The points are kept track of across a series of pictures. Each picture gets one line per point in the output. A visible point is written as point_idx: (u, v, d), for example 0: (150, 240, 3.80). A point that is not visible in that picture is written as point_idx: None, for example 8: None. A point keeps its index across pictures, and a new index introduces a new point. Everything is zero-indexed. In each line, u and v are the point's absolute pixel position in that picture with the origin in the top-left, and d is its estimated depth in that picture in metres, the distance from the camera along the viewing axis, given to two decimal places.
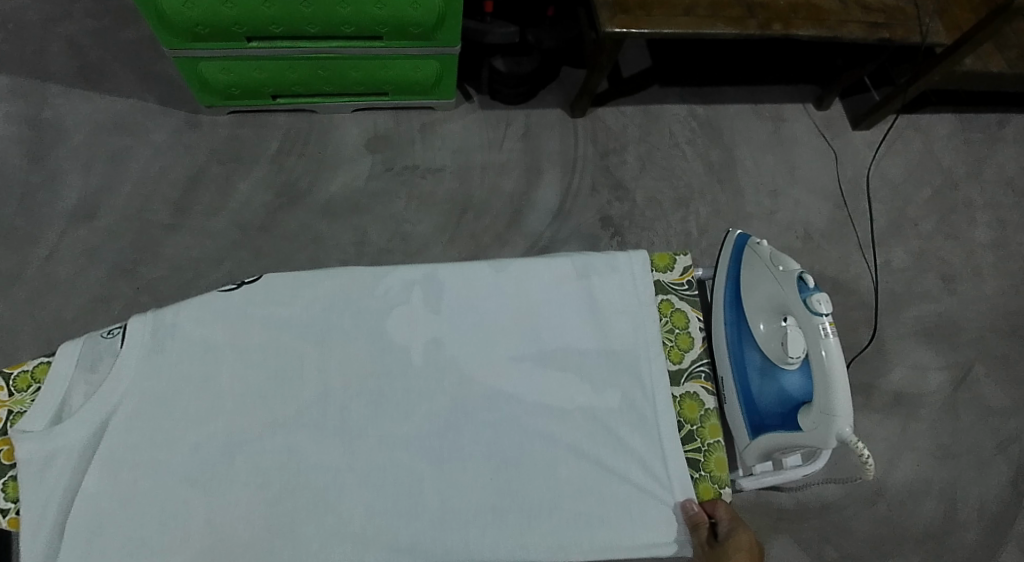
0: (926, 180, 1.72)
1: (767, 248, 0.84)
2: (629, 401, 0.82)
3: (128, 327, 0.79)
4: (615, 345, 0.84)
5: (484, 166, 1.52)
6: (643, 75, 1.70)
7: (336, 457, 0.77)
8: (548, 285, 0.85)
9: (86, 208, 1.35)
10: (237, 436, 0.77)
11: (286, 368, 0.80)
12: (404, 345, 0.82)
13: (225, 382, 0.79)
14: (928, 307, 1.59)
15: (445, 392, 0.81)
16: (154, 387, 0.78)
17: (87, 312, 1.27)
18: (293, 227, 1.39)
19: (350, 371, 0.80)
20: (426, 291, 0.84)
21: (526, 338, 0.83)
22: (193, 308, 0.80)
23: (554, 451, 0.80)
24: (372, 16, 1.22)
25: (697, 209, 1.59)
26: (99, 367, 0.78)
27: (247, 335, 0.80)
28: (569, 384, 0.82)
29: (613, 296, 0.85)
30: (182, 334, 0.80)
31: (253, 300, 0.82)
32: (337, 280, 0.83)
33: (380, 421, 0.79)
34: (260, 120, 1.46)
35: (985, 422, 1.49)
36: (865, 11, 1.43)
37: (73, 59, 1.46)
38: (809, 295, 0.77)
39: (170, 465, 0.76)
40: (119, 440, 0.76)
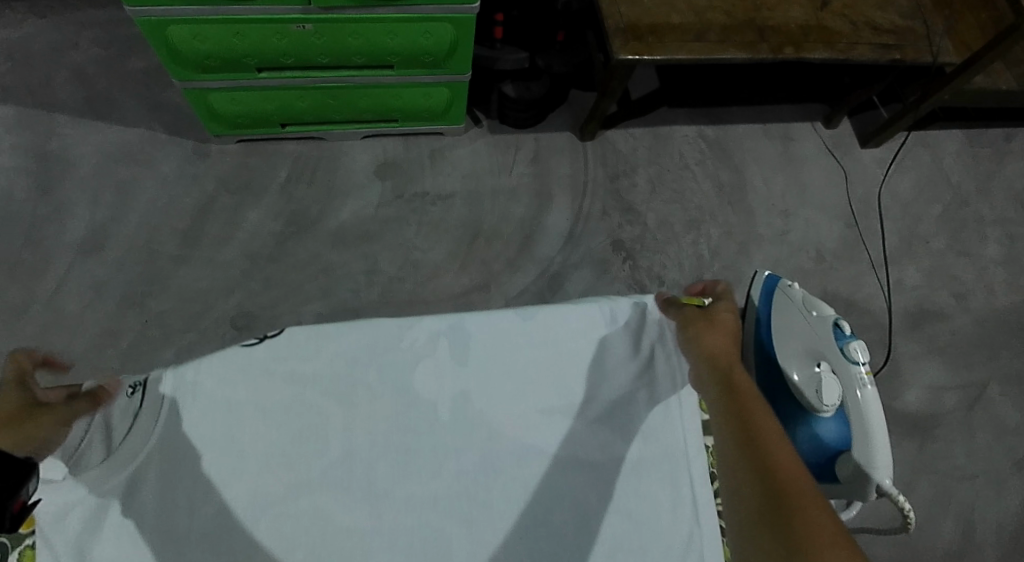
0: (936, 197, 1.71)
1: (799, 292, 0.85)
2: (665, 450, 0.74)
3: (148, 382, 0.72)
4: (648, 392, 0.76)
5: (494, 191, 1.51)
6: (652, 97, 1.70)
7: (360, 522, 0.69)
8: (581, 331, 0.78)
9: (94, 240, 1.33)
10: (260, 498, 0.69)
11: (310, 427, 0.72)
12: (432, 399, 0.74)
13: (247, 443, 0.70)
14: (943, 326, 1.57)
15: (475, 449, 0.73)
16: (170, 450, 0.69)
17: (95, 346, 1.26)
18: (303, 257, 1.37)
19: (376, 428, 0.72)
20: (454, 341, 0.76)
21: (559, 388, 0.76)
22: (213, 364, 0.72)
23: (587, 507, 0.72)
24: (383, 45, 1.21)
25: (708, 231, 1.58)
26: (117, 425, 0.70)
27: (269, 393, 0.72)
28: (602, 436, 0.74)
29: (651, 340, 0.78)
30: (203, 394, 0.71)
31: (275, 356, 0.73)
32: (362, 332, 0.75)
33: (406, 481, 0.71)
34: (269, 149, 1.45)
35: (1002, 440, 1.47)
36: (876, 33, 1.42)
37: (80, 89, 1.45)
38: (845, 343, 0.78)
39: (185, 533, 0.67)
40: (138, 507, 0.68)
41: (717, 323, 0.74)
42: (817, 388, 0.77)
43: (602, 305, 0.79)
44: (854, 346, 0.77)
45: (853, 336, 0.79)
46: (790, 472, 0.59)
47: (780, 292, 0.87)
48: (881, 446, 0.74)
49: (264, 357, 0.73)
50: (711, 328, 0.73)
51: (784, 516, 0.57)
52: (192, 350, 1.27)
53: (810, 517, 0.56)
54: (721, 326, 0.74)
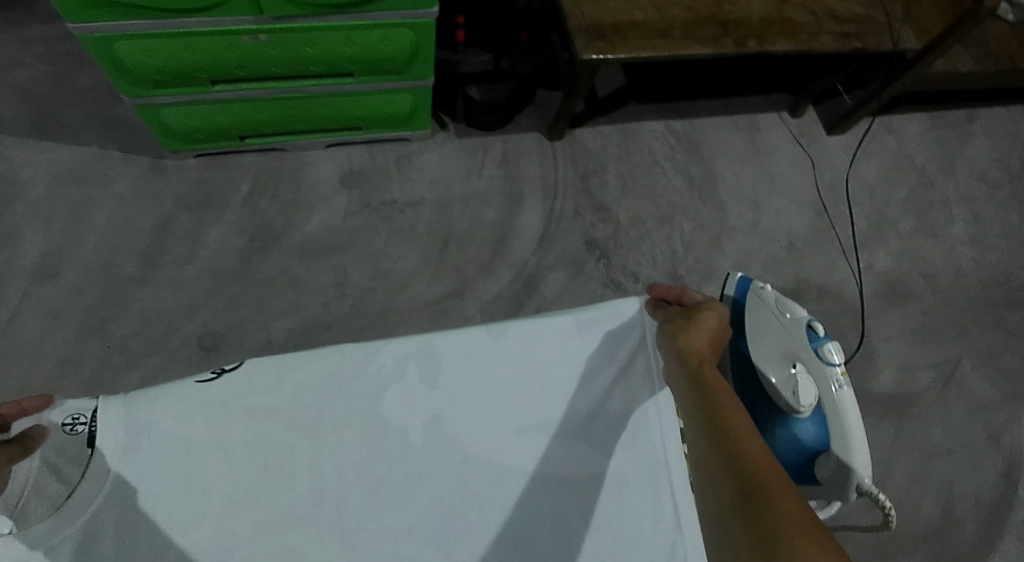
0: (902, 181, 1.72)
1: (771, 294, 0.84)
2: (648, 466, 0.69)
3: (98, 422, 0.64)
4: (628, 405, 0.71)
5: (464, 196, 1.49)
6: (618, 93, 1.68)
7: (332, 558, 0.64)
8: (556, 343, 0.73)
9: (49, 265, 1.28)
10: (225, 542, 0.63)
11: (275, 463, 0.66)
12: (402, 426, 0.68)
13: (210, 482, 0.65)
14: (914, 308, 1.59)
15: (450, 474, 0.67)
16: (127, 493, 0.63)
17: (56, 376, 1.21)
18: (269, 271, 1.34)
19: (345, 460, 0.66)
20: (423, 363, 0.70)
21: (538, 405, 0.70)
22: (169, 401, 0.66)
23: (573, 531, 0.67)
24: (340, 54, 1.18)
25: (680, 225, 1.57)
26: (64, 474, 0.62)
27: (229, 430, 0.66)
28: (580, 453, 0.69)
29: (630, 349, 0.73)
30: (159, 433, 0.65)
31: (234, 389, 0.67)
32: (325, 359, 0.69)
33: (379, 511, 0.65)
34: (229, 162, 1.41)
35: (976, 417, 1.49)
36: (837, 22, 1.42)
37: (27, 108, 1.40)
38: (821, 345, 0.79)
39: None
40: (97, 559, 0.61)
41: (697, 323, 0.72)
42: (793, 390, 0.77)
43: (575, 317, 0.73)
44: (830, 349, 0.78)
45: (827, 337, 0.79)
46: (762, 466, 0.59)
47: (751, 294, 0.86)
48: (860, 446, 0.75)
49: (221, 393, 0.67)
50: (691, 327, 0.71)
51: (754, 510, 0.57)
52: (159, 374, 1.23)
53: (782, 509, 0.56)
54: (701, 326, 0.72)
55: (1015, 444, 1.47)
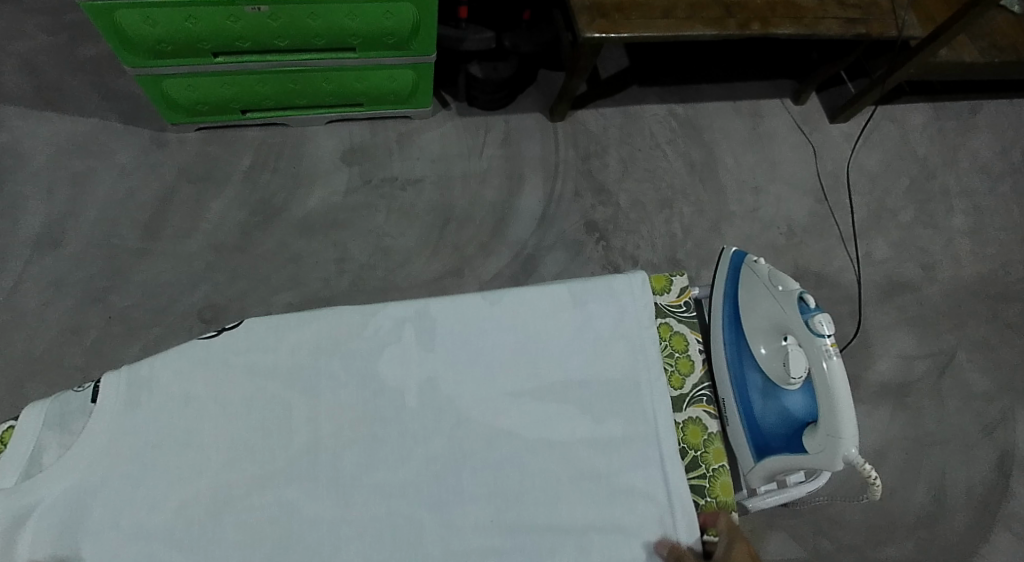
0: (903, 170, 1.73)
1: (764, 267, 0.83)
2: (631, 429, 0.76)
3: (101, 383, 0.72)
4: (612, 374, 0.77)
5: (465, 175, 1.49)
6: (621, 76, 1.69)
7: (329, 510, 0.70)
8: (545, 314, 0.79)
9: (51, 235, 1.29)
10: (224, 491, 0.70)
11: (276, 419, 0.73)
12: (397, 386, 0.75)
13: (210, 436, 0.72)
14: (911, 297, 1.59)
15: (442, 434, 0.74)
16: (128, 446, 0.71)
17: (57, 345, 1.22)
18: (270, 246, 1.34)
19: (340, 419, 0.73)
20: (419, 328, 0.77)
21: (524, 372, 0.77)
22: (171, 359, 0.74)
23: (555, 486, 0.73)
24: (343, 27, 1.18)
25: (680, 209, 1.58)
26: (71, 425, 0.71)
27: (229, 386, 0.73)
28: (569, 417, 0.75)
29: (612, 322, 0.79)
30: (160, 388, 0.73)
31: (234, 348, 0.75)
32: (324, 323, 0.76)
33: (374, 469, 0.72)
34: (230, 136, 1.42)
35: (970, 407, 1.50)
36: (842, 7, 1.42)
37: (29, 79, 1.40)
38: (811, 316, 0.77)
39: (150, 525, 0.69)
40: (111, 501, 0.69)
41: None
42: (783, 361, 0.78)
43: (566, 287, 0.80)
44: (819, 319, 0.76)
45: (818, 309, 0.78)
46: None
47: (744, 267, 0.86)
48: (846, 417, 0.73)
49: (223, 348, 0.75)
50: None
51: None
52: (160, 346, 1.24)
53: None
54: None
55: (1008, 436, 1.48)
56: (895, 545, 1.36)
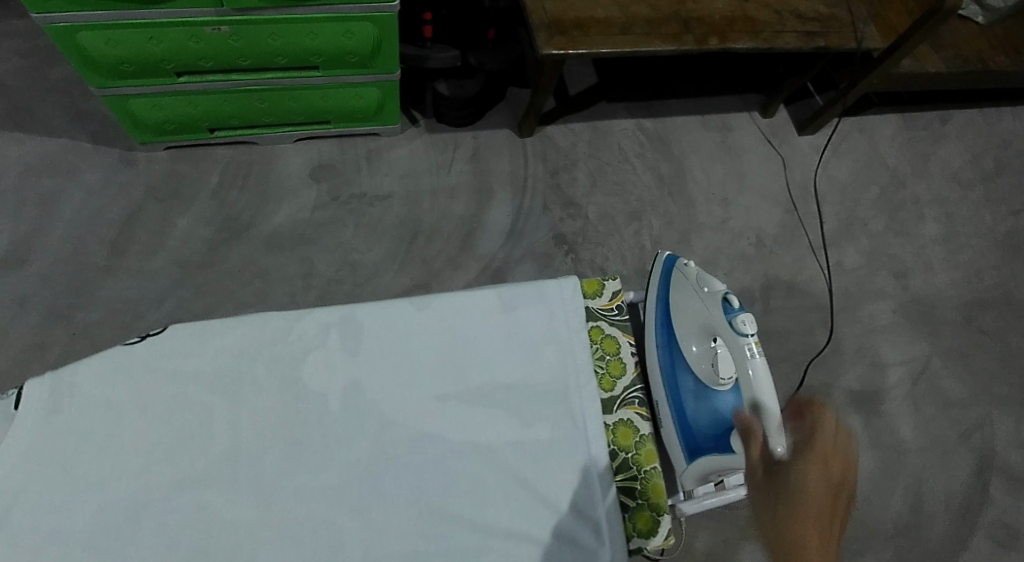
0: (873, 181, 1.75)
1: (693, 271, 0.89)
2: (555, 431, 0.79)
3: (24, 389, 0.75)
4: (537, 378, 0.81)
5: (434, 190, 1.51)
6: (590, 92, 1.72)
7: (248, 512, 0.73)
8: (471, 320, 0.83)
9: (18, 253, 1.30)
10: (143, 495, 0.73)
11: (197, 423, 0.76)
12: (321, 391, 0.79)
13: (131, 440, 0.75)
14: (882, 306, 1.61)
15: (366, 436, 0.77)
16: (51, 450, 0.74)
17: (21, 362, 1.23)
18: (237, 262, 1.36)
19: (261, 423, 0.77)
20: (344, 333, 0.81)
21: (450, 374, 0.80)
22: (94, 365, 0.77)
23: (473, 486, 0.76)
24: (304, 46, 1.21)
25: (649, 221, 1.60)
26: None
27: (151, 392, 0.77)
28: (492, 419, 0.79)
29: (535, 327, 0.84)
30: (83, 393, 0.76)
31: (157, 354, 0.78)
32: (248, 329, 0.80)
33: (295, 472, 0.75)
34: (199, 155, 1.43)
35: (946, 415, 1.51)
36: (800, 22, 1.45)
37: (0, 101, 1.42)
38: (734, 316, 0.83)
39: (70, 526, 0.72)
40: (31, 504, 0.72)
41: (800, 495, 0.71)
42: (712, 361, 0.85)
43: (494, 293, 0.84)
44: (743, 319, 0.83)
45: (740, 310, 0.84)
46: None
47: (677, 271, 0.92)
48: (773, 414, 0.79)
49: (145, 355, 0.78)
50: (788, 501, 0.71)
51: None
52: None
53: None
54: (802, 500, 0.71)
55: (984, 443, 1.49)
56: (868, 554, 1.36)
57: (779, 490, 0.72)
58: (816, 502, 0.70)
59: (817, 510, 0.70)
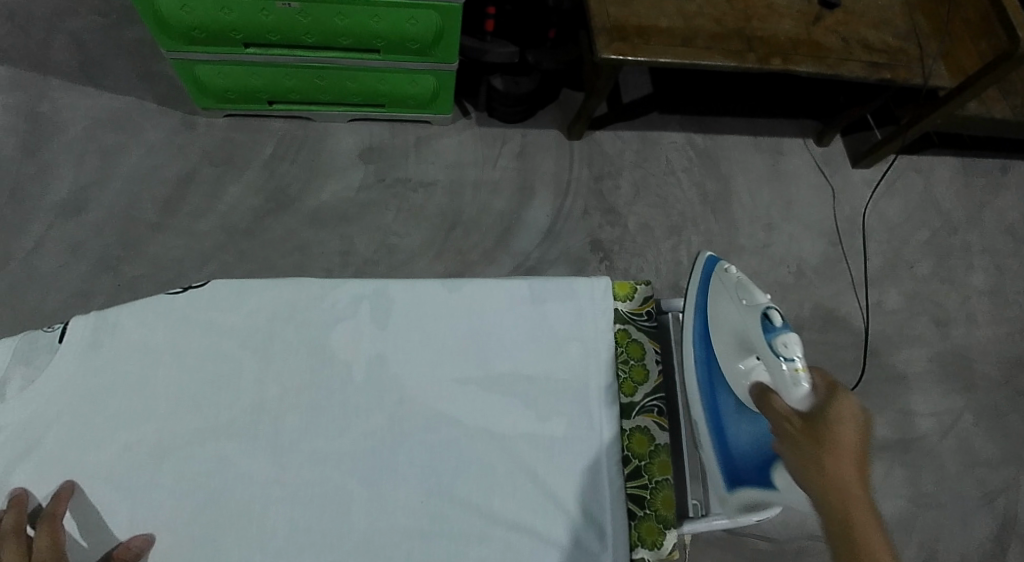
0: (924, 222, 1.71)
1: (735, 277, 0.79)
2: (566, 426, 0.82)
3: (69, 325, 0.81)
4: (554, 374, 0.84)
5: (477, 183, 1.52)
6: (643, 101, 1.71)
7: (264, 466, 0.78)
8: (499, 309, 0.86)
9: (75, 202, 1.35)
10: (171, 439, 0.78)
11: (226, 374, 0.81)
12: (347, 360, 0.83)
13: (164, 386, 0.80)
14: (919, 352, 1.57)
15: (383, 410, 0.81)
16: (85, 386, 0.79)
17: (66, 306, 1.27)
18: (280, 233, 1.39)
19: (286, 383, 0.81)
20: (374, 307, 0.86)
21: (472, 361, 0.84)
22: (138, 311, 0.83)
23: (483, 469, 0.79)
24: (369, 29, 1.23)
25: (689, 238, 1.59)
26: (36, 361, 0.80)
27: (188, 341, 0.82)
28: (509, 408, 0.82)
29: (557, 323, 0.86)
30: (124, 334, 0.82)
31: (196, 306, 0.84)
32: (284, 293, 0.85)
33: (311, 435, 0.79)
34: (255, 125, 1.47)
35: (972, 472, 1.47)
36: (867, 51, 1.43)
37: (76, 54, 1.47)
38: (775, 335, 0.71)
39: (100, 458, 0.77)
40: (59, 434, 0.77)
41: (838, 440, 0.65)
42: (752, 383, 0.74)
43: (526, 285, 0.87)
44: (786, 338, 0.71)
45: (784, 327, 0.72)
46: (859, 513, 0.62)
47: (716, 275, 0.82)
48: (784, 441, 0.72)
49: (185, 306, 0.83)
50: (830, 450, 0.65)
51: (850, 539, 0.61)
52: None
53: (866, 542, 0.60)
54: (841, 444, 0.65)
55: (1009, 506, 1.45)
56: None
57: (817, 439, 0.66)
58: (846, 434, 0.66)
59: (854, 450, 0.65)
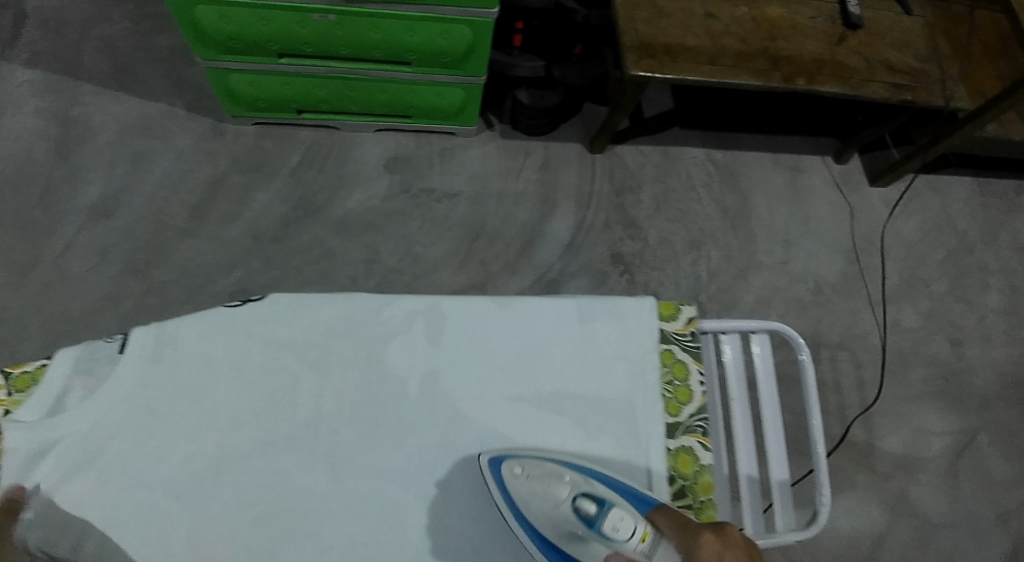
0: (941, 242, 1.72)
1: (524, 473, 0.73)
2: (620, 447, 0.78)
3: (130, 336, 0.76)
4: (608, 393, 0.80)
5: (500, 195, 1.54)
6: (664, 116, 1.72)
7: (319, 483, 0.73)
8: (551, 325, 0.82)
9: (105, 207, 1.36)
10: (226, 453, 0.73)
11: (282, 390, 0.76)
12: (402, 375, 0.78)
13: (221, 399, 0.75)
14: (935, 371, 1.57)
15: (438, 425, 0.77)
16: (144, 399, 0.74)
17: (95, 309, 1.28)
18: (306, 241, 1.40)
19: (342, 399, 0.77)
20: (429, 323, 0.80)
21: (524, 377, 0.79)
22: (198, 321, 0.77)
23: None
24: (402, 42, 1.24)
25: (708, 253, 1.60)
26: (97, 371, 0.74)
27: (245, 354, 0.77)
28: (562, 429, 0.78)
29: (613, 342, 0.81)
30: (183, 347, 0.76)
31: (254, 319, 0.78)
32: (340, 307, 0.80)
33: (368, 450, 0.75)
34: (283, 133, 1.48)
35: (987, 492, 1.47)
36: (890, 72, 1.44)
37: (107, 60, 1.49)
38: (601, 523, 0.68)
39: (154, 474, 0.72)
40: (115, 450, 0.72)
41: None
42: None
43: (575, 303, 0.82)
44: (612, 519, 0.67)
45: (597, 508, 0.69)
46: None
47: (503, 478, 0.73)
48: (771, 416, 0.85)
49: (244, 319, 0.78)
50: None
51: None
52: None
53: None
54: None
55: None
56: None
57: None
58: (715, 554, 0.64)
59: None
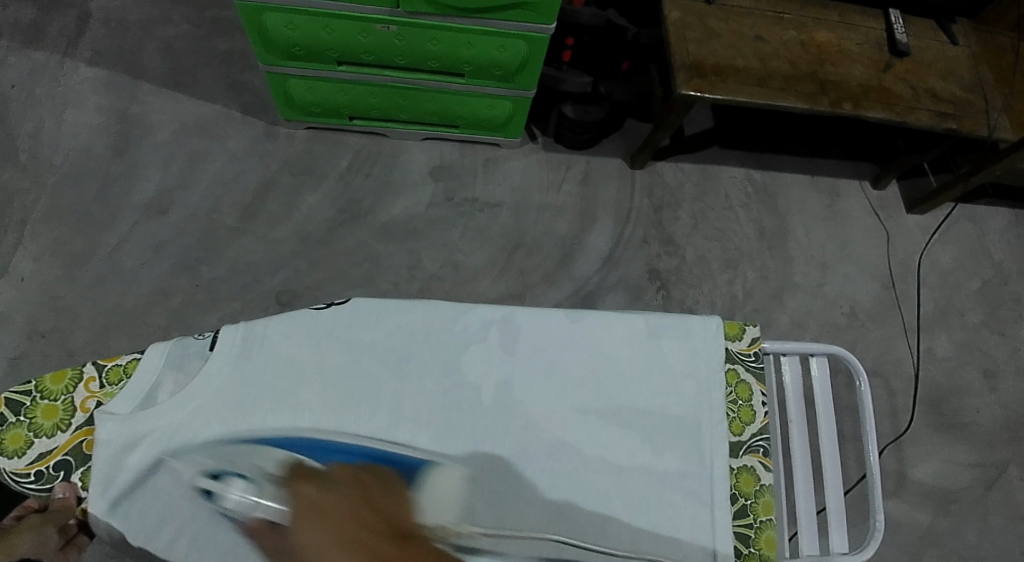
0: (977, 272, 1.71)
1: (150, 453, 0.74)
2: (686, 465, 0.79)
3: (220, 334, 0.78)
4: (673, 410, 0.81)
5: (541, 207, 1.55)
6: (705, 135, 1.73)
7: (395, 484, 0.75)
8: (621, 339, 0.83)
9: (159, 203, 1.40)
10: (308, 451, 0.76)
11: (362, 392, 0.78)
12: (476, 383, 0.80)
13: (303, 399, 0.77)
14: (967, 402, 1.57)
15: (511, 433, 0.78)
16: (232, 395, 0.76)
17: (146, 303, 1.31)
18: (351, 244, 1.42)
19: (419, 403, 0.78)
20: (504, 333, 0.82)
21: (593, 390, 0.81)
22: (284, 322, 0.79)
23: (608, 508, 0.77)
24: (458, 54, 1.27)
25: (744, 273, 1.60)
26: (188, 367, 0.77)
27: (326, 354, 0.79)
28: (630, 443, 0.79)
29: (681, 360, 0.82)
30: (270, 346, 0.78)
31: (338, 322, 0.80)
32: (418, 313, 0.81)
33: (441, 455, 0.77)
34: (332, 138, 1.51)
35: (1016, 527, 1.46)
36: (934, 101, 1.44)
37: (167, 61, 1.53)
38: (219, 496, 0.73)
39: (236, 468, 0.74)
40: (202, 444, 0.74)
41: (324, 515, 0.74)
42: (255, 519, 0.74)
43: (645, 318, 0.83)
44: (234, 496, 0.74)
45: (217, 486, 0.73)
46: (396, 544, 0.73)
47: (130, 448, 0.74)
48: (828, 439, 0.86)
49: (328, 321, 0.80)
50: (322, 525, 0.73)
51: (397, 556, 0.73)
52: (236, 318, 1.32)
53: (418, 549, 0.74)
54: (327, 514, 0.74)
55: None
56: None
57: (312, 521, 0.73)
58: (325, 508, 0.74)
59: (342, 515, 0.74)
